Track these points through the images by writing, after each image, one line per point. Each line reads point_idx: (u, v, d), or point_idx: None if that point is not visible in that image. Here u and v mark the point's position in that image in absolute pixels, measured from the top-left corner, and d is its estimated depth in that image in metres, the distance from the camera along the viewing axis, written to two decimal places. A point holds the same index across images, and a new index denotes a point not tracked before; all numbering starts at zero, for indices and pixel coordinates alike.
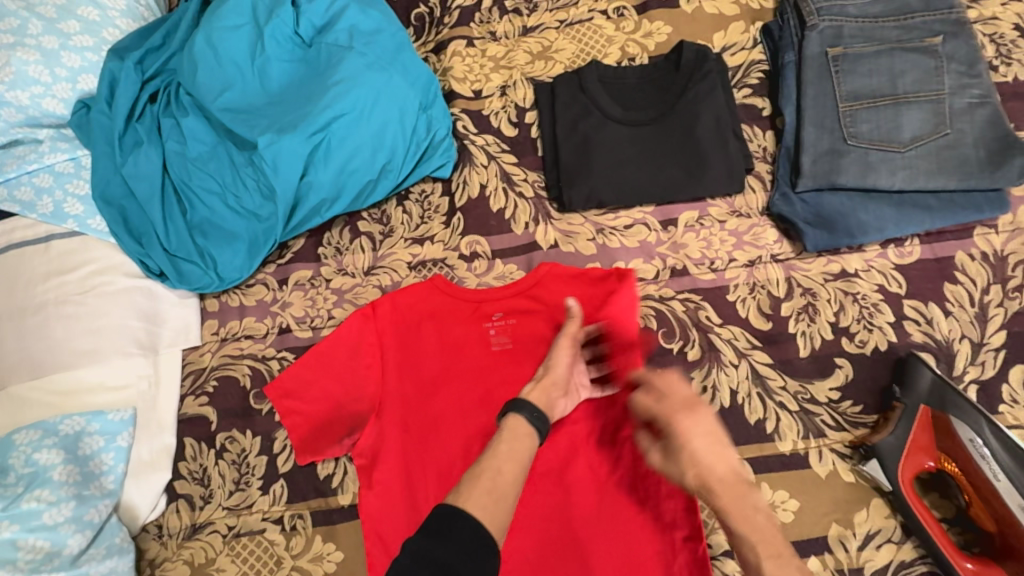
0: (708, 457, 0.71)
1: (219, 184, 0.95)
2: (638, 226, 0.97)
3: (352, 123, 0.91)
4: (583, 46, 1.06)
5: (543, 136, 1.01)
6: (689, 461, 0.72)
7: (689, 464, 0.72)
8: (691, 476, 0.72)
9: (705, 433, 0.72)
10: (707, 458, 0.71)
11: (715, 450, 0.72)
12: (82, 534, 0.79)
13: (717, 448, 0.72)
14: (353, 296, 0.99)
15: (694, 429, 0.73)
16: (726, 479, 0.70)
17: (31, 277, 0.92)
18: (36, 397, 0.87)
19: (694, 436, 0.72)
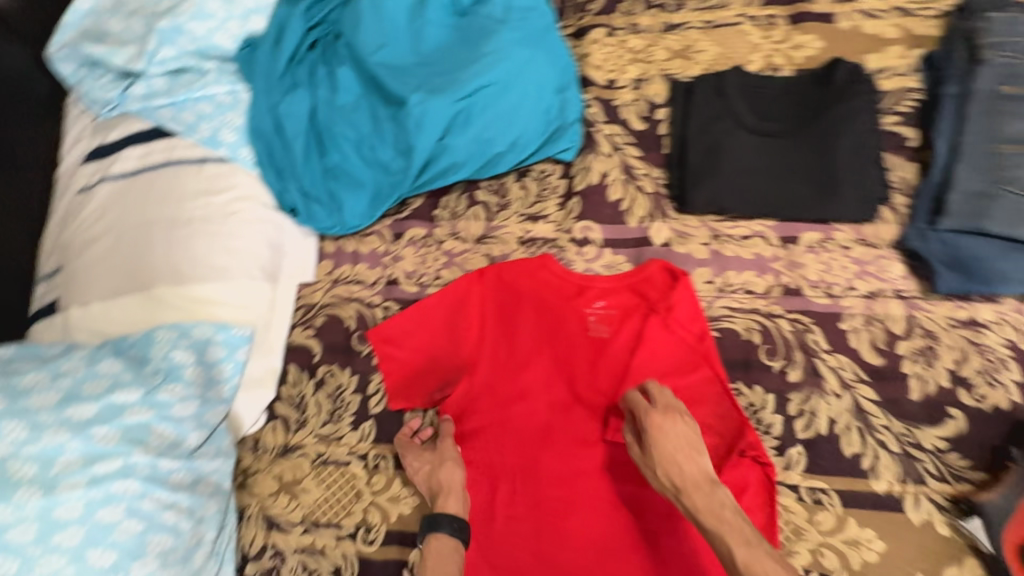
0: (676, 459, 0.76)
1: (360, 134, 1.00)
2: (756, 238, 0.96)
3: (495, 94, 0.95)
4: (726, 49, 1.04)
5: (672, 134, 1.01)
6: (660, 461, 0.77)
7: (659, 464, 0.77)
8: (660, 475, 0.77)
9: (677, 436, 0.78)
10: (677, 457, 0.76)
11: (685, 454, 0.77)
12: (201, 431, 0.87)
13: (687, 452, 0.77)
14: (462, 261, 1.02)
15: (667, 429, 0.78)
16: (693, 480, 0.75)
17: (183, 193, 0.99)
18: (172, 303, 0.95)
19: (668, 438, 0.78)
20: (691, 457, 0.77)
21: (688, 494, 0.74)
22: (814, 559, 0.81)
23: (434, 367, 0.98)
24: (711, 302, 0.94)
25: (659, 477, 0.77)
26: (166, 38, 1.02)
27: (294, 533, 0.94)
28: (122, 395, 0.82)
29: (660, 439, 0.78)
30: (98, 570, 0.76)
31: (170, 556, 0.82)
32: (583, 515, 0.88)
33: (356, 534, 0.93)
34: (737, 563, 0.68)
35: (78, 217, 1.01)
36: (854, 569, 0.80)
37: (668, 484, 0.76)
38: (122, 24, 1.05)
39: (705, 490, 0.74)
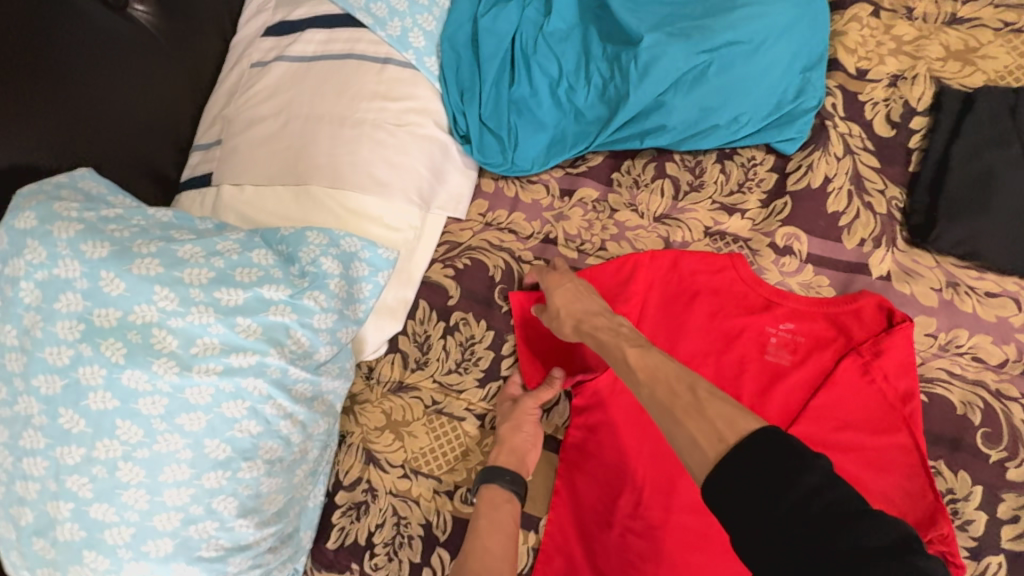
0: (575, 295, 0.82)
1: (561, 70, 0.89)
2: (1004, 298, 0.79)
3: (737, 56, 0.81)
4: (1023, 62, 0.85)
5: (928, 150, 0.84)
6: (562, 306, 0.81)
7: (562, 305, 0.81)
8: (564, 316, 0.81)
9: (570, 283, 0.83)
10: (578, 293, 0.82)
11: (581, 294, 0.82)
12: (332, 347, 0.81)
13: (576, 297, 0.82)
14: (633, 237, 0.90)
15: (563, 282, 0.84)
16: (592, 312, 0.79)
17: (360, 91, 0.91)
18: (326, 206, 0.88)
19: (558, 283, 0.83)
20: (590, 296, 0.82)
21: (590, 321, 0.78)
22: None
23: (581, 352, 0.91)
24: (927, 359, 0.79)
25: (563, 325, 0.81)
26: None
27: (391, 474, 0.89)
28: (269, 290, 0.76)
29: (555, 286, 0.83)
30: (212, 461, 0.73)
31: (276, 465, 0.78)
32: (711, 552, 0.79)
33: (454, 493, 0.87)
34: (630, 360, 0.70)
35: (246, 92, 0.95)
36: None
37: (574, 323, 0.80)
38: None
39: (605, 318, 0.78)
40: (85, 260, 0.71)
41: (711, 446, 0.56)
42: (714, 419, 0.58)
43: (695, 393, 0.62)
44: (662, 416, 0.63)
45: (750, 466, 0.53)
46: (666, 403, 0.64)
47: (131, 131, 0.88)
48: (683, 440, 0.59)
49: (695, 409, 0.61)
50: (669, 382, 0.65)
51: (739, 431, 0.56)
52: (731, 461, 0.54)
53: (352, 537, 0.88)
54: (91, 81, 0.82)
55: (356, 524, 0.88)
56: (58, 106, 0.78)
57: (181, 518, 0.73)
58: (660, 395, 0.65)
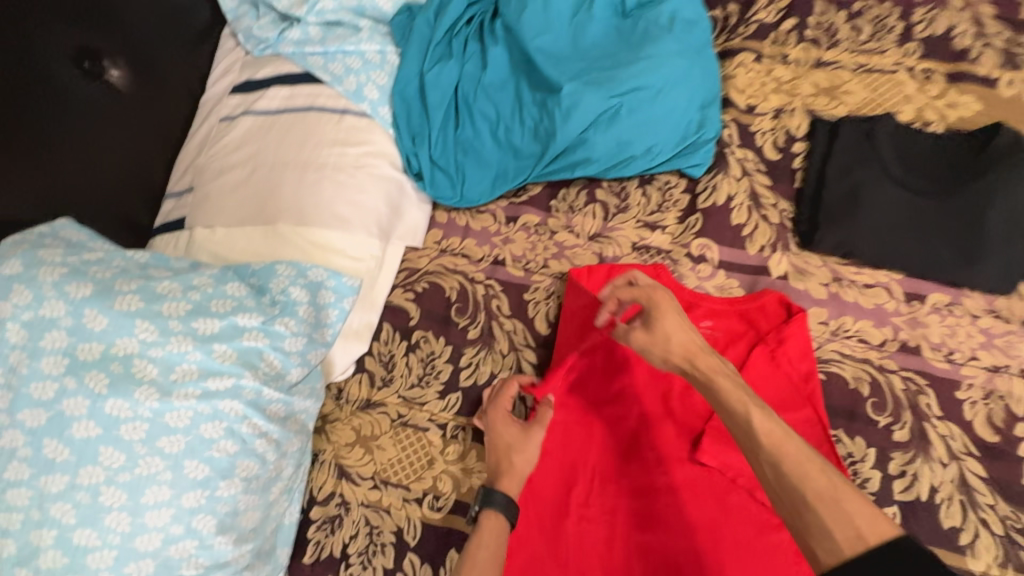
0: (680, 328, 0.77)
1: (498, 114, 1.02)
2: (879, 288, 0.93)
3: (646, 99, 0.95)
4: (876, 95, 1.03)
5: (808, 169, 1.00)
6: (669, 336, 0.77)
7: (661, 337, 0.77)
8: (674, 349, 0.76)
9: (673, 313, 0.78)
10: (678, 324, 0.78)
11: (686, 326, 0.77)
12: (302, 368, 0.89)
13: (686, 326, 0.78)
14: (572, 255, 1.03)
15: (667, 311, 0.79)
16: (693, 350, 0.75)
17: (321, 139, 1.02)
18: (294, 241, 0.98)
19: (667, 309, 0.79)
20: (691, 331, 0.78)
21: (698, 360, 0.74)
22: None
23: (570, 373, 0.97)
24: (822, 344, 0.92)
25: (673, 356, 0.76)
26: None
27: (362, 486, 0.95)
28: (243, 318, 0.84)
29: (665, 315, 0.78)
30: (191, 481, 0.79)
31: (253, 482, 0.84)
32: (657, 531, 0.87)
33: (422, 500, 0.94)
34: (751, 417, 0.66)
35: (216, 144, 1.05)
36: None
37: (682, 357, 0.76)
38: None
39: (710, 359, 0.75)
40: (69, 300, 0.77)
41: (847, 543, 0.58)
42: (853, 516, 0.59)
43: (826, 474, 0.62)
44: (786, 494, 0.63)
45: (892, 571, 0.55)
46: (798, 486, 0.62)
47: (108, 183, 0.96)
48: (813, 526, 0.60)
49: (830, 498, 0.60)
50: (799, 459, 0.63)
51: (880, 534, 0.58)
52: (872, 560, 0.56)
53: (328, 551, 0.93)
54: (71, 141, 0.90)
55: (331, 537, 0.93)
56: (40, 164, 0.87)
57: (161, 538, 0.77)
58: (787, 467, 0.63)
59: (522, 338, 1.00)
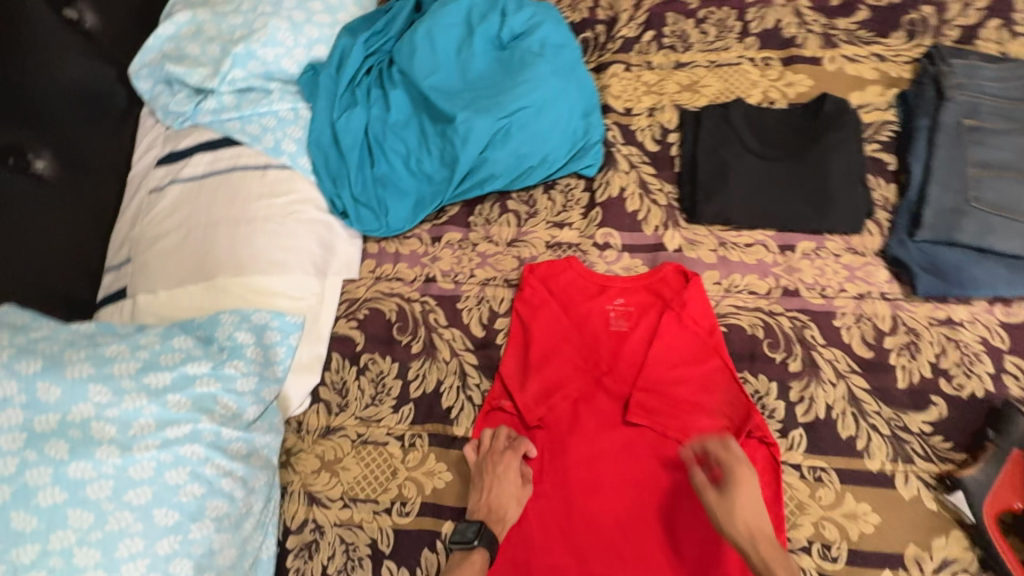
0: (754, 511, 0.84)
1: (407, 148, 1.13)
2: (758, 246, 1.08)
3: (531, 116, 1.08)
4: (728, 85, 1.20)
5: (682, 155, 1.15)
6: (742, 517, 0.84)
7: (733, 517, 0.84)
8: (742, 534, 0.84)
9: (752, 489, 0.86)
10: (748, 513, 0.84)
11: (753, 507, 0.85)
12: (257, 406, 0.95)
13: (754, 500, 0.86)
14: (495, 262, 1.13)
15: (751, 485, 0.86)
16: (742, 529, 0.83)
17: (248, 194, 1.11)
18: (235, 291, 1.05)
19: (744, 483, 0.86)
20: (757, 509, 0.85)
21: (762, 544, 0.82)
22: (816, 531, 0.90)
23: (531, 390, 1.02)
24: (719, 300, 1.05)
25: (734, 529, 0.84)
26: (238, 60, 1.15)
27: (333, 508, 1.01)
28: (194, 366, 0.90)
29: (744, 488, 0.86)
30: (162, 528, 0.83)
31: (224, 521, 0.88)
32: (605, 494, 0.95)
33: (391, 509, 1.00)
34: None
35: (148, 214, 1.11)
36: (852, 539, 0.89)
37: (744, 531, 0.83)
38: (199, 48, 1.18)
39: (779, 557, 0.82)
40: (21, 377, 0.82)
41: None
42: None
43: None
44: None
45: None
46: None
47: (45, 264, 1.01)
48: None
49: None
50: None
51: None
52: None
53: None
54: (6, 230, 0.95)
55: (310, 562, 0.98)
56: None
57: None
58: None
59: (461, 343, 1.09)
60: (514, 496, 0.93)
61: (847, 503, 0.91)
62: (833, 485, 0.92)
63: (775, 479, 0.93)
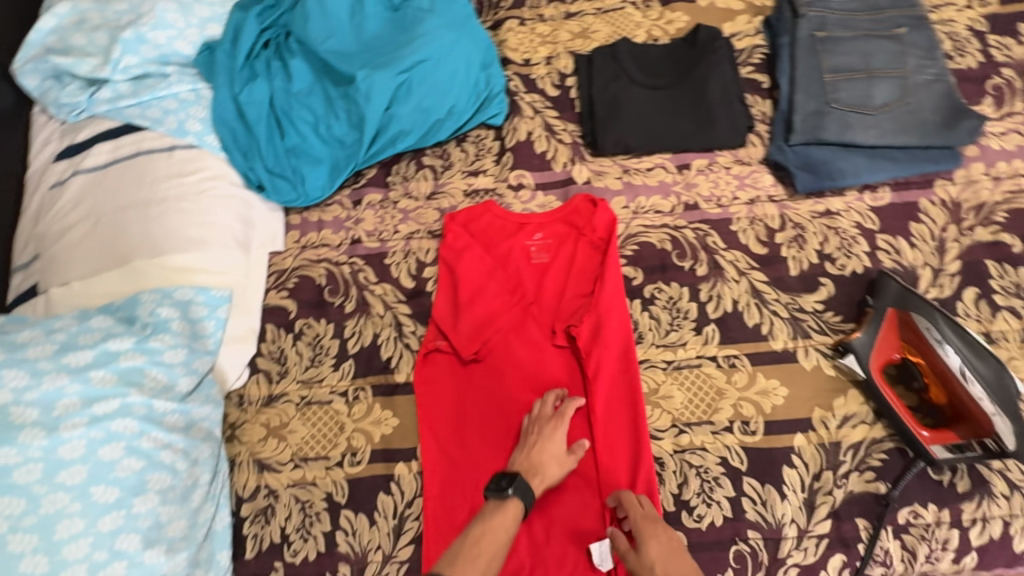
0: None
1: (314, 115, 1.15)
2: (658, 169, 1.17)
3: (430, 68, 1.13)
4: (615, 28, 1.29)
5: (580, 96, 1.22)
6: None
7: None
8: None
9: (669, 539, 0.85)
10: None
11: (678, 552, 0.84)
12: (191, 377, 0.95)
13: None
14: (417, 215, 1.17)
15: (661, 535, 0.85)
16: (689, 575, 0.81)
17: (156, 177, 1.10)
18: (153, 271, 1.03)
19: None
20: None
21: None
22: (735, 411, 0.99)
23: (464, 328, 1.06)
24: (628, 222, 1.13)
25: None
26: (128, 47, 1.13)
27: (285, 470, 1.02)
28: (116, 342, 0.90)
29: (650, 540, 0.84)
30: (103, 505, 0.83)
31: (169, 493, 0.89)
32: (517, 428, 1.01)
33: (342, 461, 1.02)
34: None
35: (52, 209, 1.09)
36: (766, 412, 0.98)
37: None
38: (84, 38, 1.15)
39: None
40: None
41: None
42: None
43: None
44: None
45: None
46: None
47: None
48: None
49: None
50: None
51: None
52: None
53: (268, 539, 0.99)
54: None
55: (268, 526, 0.99)
56: None
57: (87, 569, 0.80)
58: None
59: (393, 297, 1.12)
60: (553, 456, 0.93)
61: (760, 382, 1.00)
62: (746, 369, 1.01)
63: (619, 359, 1.03)
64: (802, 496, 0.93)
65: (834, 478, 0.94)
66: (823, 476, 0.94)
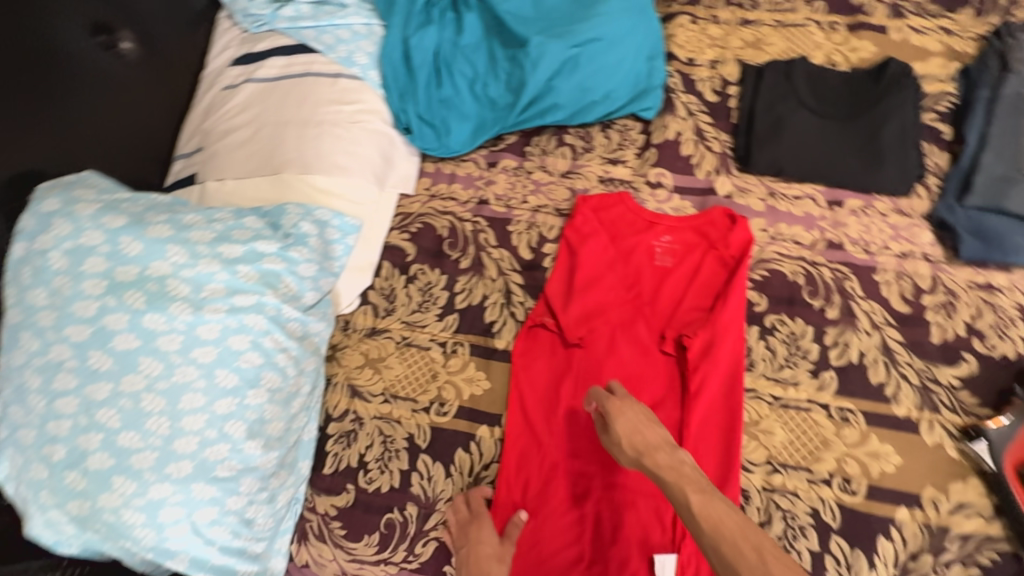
0: None
1: (474, 72, 1.17)
2: (806, 199, 1.11)
3: (602, 49, 1.12)
4: (792, 43, 1.22)
5: (741, 106, 1.18)
6: None
7: None
8: (626, 447, 0.86)
9: (636, 415, 0.88)
10: None
11: (645, 424, 0.87)
12: (316, 293, 1.00)
13: None
14: (548, 190, 1.17)
15: (628, 413, 0.89)
16: (654, 445, 0.85)
17: (318, 99, 1.14)
18: (299, 187, 1.08)
19: None
20: None
21: None
22: (838, 466, 0.94)
23: (573, 312, 1.05)
24: (764, 246, 1.09)
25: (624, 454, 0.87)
26: None
27: (374, 402, 1.06)
28: (263, 244, 0.95)
29: (617, 416, 0.88)
30: (222, 389, 0.88)
31: (277, 394, 0.94)
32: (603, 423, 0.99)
33: (429, 408, 1.05)
34: None
35: (222, 108, 1.16)
36: (872, 476, 0.92)
37: None
38: None
39: None
40: (106, 230, 0.87)
41: None
42: None
43: None
44: None
45: None
46: None
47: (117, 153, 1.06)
48: None
49: None
50: None
51: None
52: None
53: (346, 461, 1.03)
54: (87, 112, 1.00)
55: (348, 449, 1.04)
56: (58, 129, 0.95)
57: (198, 441, 0.87)
58: None
59: (509, 264, 1.13)
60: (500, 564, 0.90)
61: (872, 444, 0.94)
62: (860, 427, 0.95)
63: (724, 383, 0.99)
64: (893, 572, 0.87)
65: (934, 564, 0.87)
66: (920, 558, 0.88)
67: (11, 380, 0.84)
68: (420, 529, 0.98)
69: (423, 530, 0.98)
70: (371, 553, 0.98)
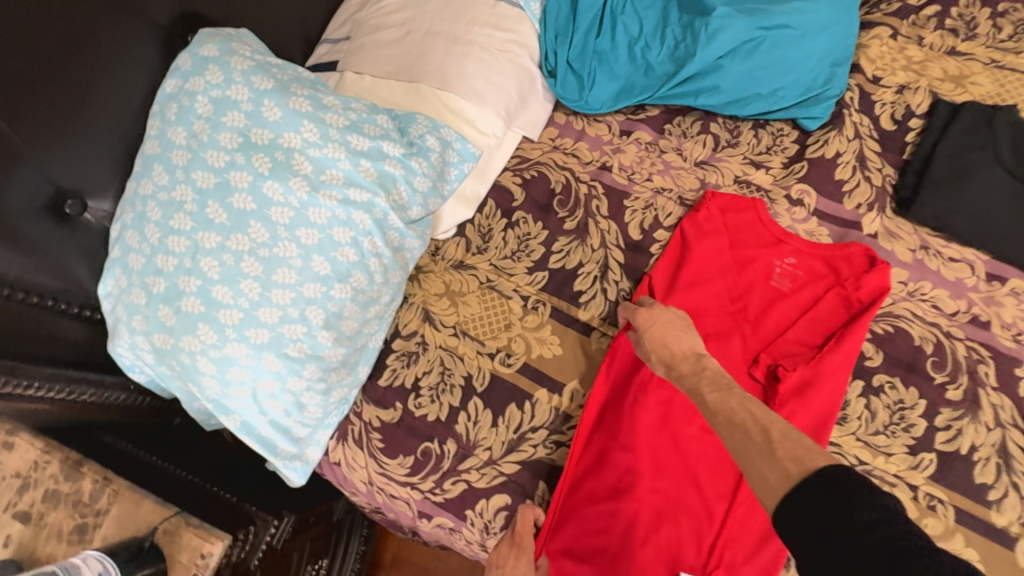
0: None
1: (640, 31, 1.11)
2: (962, 264, 0.99)
3: (790, 38, 1.05)
4: (1003, 89, 1.07)
5: (920, 144, 1.05)
6: None
7: None
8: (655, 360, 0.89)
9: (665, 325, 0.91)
10: None
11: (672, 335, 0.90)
12: (422, 210, 0.98)
13: None
14: (677, 174, 1.10)
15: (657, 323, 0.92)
16: (681, 355, 0.87)
17: (474, 18, 1.10)
18: (431, 101, 1.05)
19: None
20: None
21: None
22: None
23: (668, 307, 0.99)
24: (897, 299, 0.98)
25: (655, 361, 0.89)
26: None
27: (443, 332, 1.05)
28: (389, 146, 0.94)
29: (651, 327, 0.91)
30: (314, 274, 0.89)
31: (359, 296, 0.94)
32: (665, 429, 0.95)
33: (495, 355, 1.03)
34: None
35: (378, 4, 1.14)
36: None
37: None
38: None
39: None
40: (253, 89, 0.88)
41: None
42: None
43: None
44: None
45: None
46: None
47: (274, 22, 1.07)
48: None
49: None
50: None
51: None
52: None
53: (401, 380, 1.03)
54: None
55: (406, 369, 1.04)
56: None
57: (279, 315, 0.88)
58: None
59: (614, 238, 1.07)
60: None
61: (954, 544, 0.85)
62: (946, 521, 0.86)
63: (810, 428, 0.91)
64: None
65: None
66: None
67: (134, 206, 0.88)
68: (453, 467, 0.98)
69: (455, 469, 0.98)
70: (400, 473, 1.00)
